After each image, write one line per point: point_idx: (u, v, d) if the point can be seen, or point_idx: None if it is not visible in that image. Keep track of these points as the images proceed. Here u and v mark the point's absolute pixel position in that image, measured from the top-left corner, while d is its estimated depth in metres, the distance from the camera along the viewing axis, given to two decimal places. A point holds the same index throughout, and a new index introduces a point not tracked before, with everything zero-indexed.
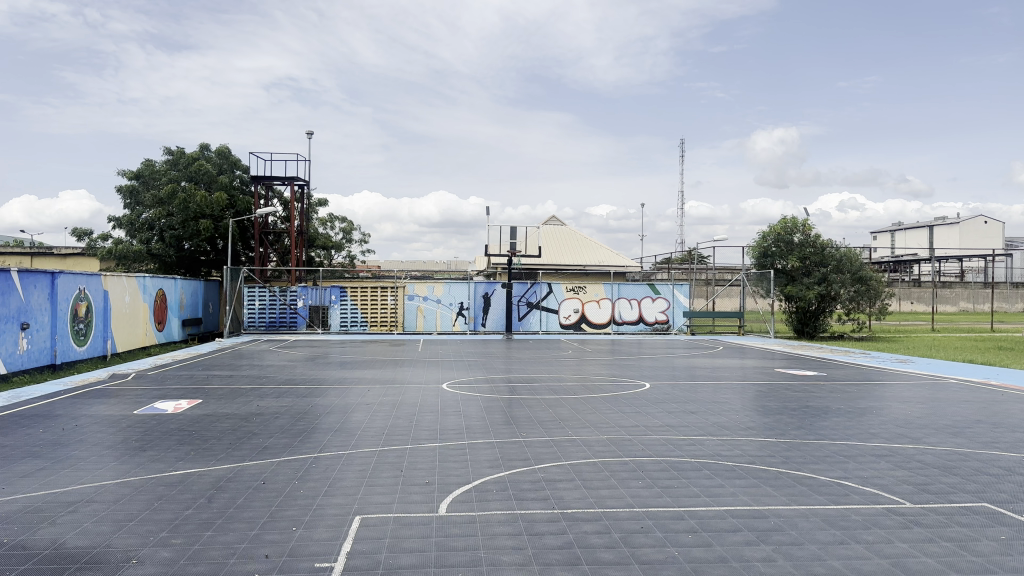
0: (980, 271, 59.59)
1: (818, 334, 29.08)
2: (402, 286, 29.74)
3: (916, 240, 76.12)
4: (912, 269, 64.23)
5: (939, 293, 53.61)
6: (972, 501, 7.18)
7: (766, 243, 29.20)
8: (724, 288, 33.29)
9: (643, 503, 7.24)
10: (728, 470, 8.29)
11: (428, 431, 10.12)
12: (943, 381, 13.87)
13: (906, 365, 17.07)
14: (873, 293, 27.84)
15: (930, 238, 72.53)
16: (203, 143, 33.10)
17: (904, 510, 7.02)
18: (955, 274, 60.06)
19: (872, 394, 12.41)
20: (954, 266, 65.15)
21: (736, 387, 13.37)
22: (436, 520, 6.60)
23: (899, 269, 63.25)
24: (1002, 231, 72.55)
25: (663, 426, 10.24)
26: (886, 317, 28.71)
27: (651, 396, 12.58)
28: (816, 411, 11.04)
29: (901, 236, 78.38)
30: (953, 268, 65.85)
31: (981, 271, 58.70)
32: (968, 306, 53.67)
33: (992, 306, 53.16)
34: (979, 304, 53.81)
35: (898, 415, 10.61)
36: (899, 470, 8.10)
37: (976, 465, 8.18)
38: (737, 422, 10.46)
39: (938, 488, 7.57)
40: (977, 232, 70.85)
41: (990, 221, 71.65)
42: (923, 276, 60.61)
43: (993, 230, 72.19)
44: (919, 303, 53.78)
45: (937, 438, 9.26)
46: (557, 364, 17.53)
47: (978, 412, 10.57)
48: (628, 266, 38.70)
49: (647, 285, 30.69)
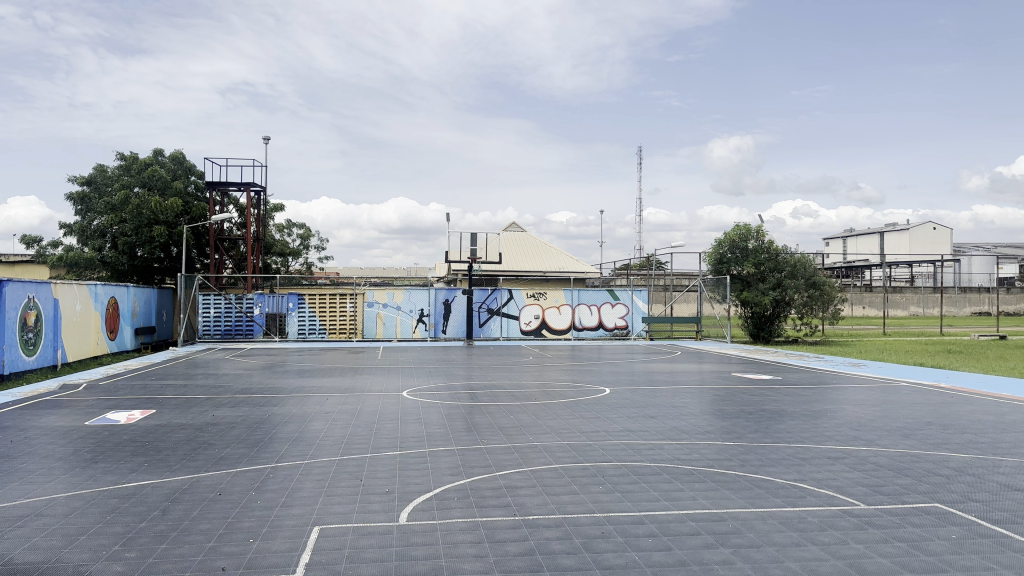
0: (930, 277, 61.24)
1: (773, 338, 29.59)
2: (361, 294, 29.44)
3: (867, 246, 78.08)
4: (864, 275, 65.69)
5: (890, 298, 54.93)
6: (925, 501, 7.35)
7: (721, 250, 29.60)
8: (682, 293, 33.62)
9: (604, 508, 7.27)
10: (686, 474, 8.37)
11: (388, 439, 10.00)
12: (895, 384, 14.17)
13: (859, 368, 17.41)
14: (827, 298, 28.51)
15: (880, 244, 74.56)
16: (156, 148, 32.54)
17: (859, 511, 7.17)
18: (904, 278, 61.62)
19: (826, 397, 12.65)
20: (904, 271, 66.87)
21: (694, 391, 13.51)
22: (396, 529, 6.51)
23: (851, 273, 64.56)
24: (950, 236, 74.54)
25: (623, 431, 10.28)
26: (840, 322, 29.25)
27: (612, 401, 12.64)
28: (772, 414, 11.20)
29: (853, 242, 80.39)
30: (904, 273, 67.46)
31: (932, 277, 60.33)
32: (918, 310, 55.17)
33: (941, 310, 54.66)
34: (929, 308, 55.29)
35: (852, 417, 10.85)
36: (852, 471, 8.28)
37: (927, 466, 8.37)
38: (694, 425, 10.57)
39: (891, 489, 7.73)
40: (925, 238, 72.95)
41: (940, 226, 73.71)
42: (874, 281, 62.02)
43: (941, 236, 74.18)
44: (872, 308, 54.95)
45: (888, 440, 9.48)
46: (518, 370, 17.49)
47: (929, 414, 10.85)
48: (588, 272, 38.98)
49: (607, 291, 30.83)
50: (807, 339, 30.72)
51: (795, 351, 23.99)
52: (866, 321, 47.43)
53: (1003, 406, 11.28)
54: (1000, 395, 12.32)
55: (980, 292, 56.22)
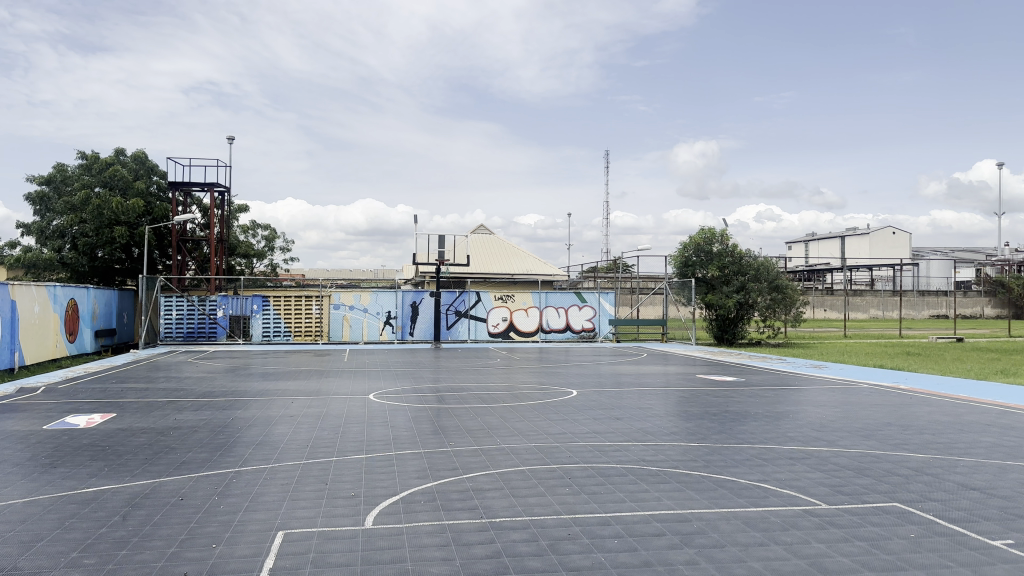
0: (888, 280, 62.52)
1: (736, 341, 29.98)
2: (327, 295, 29.16)
3: (828, 249, 79.48)
4: (825, 278, 66.84)
5: (851, 301, 55.96)
6: (884, 501, 7.52)
7: (687, 253, 29.92)
8: (648, 296, 33.87)
9: (570, 510, 7.31)
10: (652, 475, 8.45)
11: (353, 443, 9.93)
12: (855, 385, 14.46)
13: (820, 370, 17.75)
14: (789, 301, 28.96)
15: (841, 247, 75.97)
16: (117, 148, 31.94)
17: (820, 511, 7.31)
18: (864, 282, 62.89)
19: (788, 398, 12.86)
20: (864, 275, 68.24)
21: (660, 393, 13.64)
22: (361, 533, 6.47)
23: (812, 276, 65.67)
24: (908, 240, 76.22)
25: (589, 433, 10.34)
26: (802, 325, 29.79)
27: (579, 403, 12.72)
28: (736, 415, 11.35)
29: (814, 246, 81.81)
30: (864, 276, 68.81)
31: (890, 280, 61.63)
32: (878, 313, 56.31)
33: (900, 313, 55.87)
34: (888, 311, 56.45)
35: (813, 418, 11.06)
36: (814, 471, 8.43)
37: (886, 466, 8.56)
38: (660, 426, 10.68)
39: (851, 489, 7.89)
40: (884, 242, 74.52)
41: (898, 231, 75.36)
42: (835, 284, 63.17)
43: (900, 240, 75.82)
44: (833, 310, 55.95)
45: (849, 440, 9.67)
46: (485, 372, 17.48)
47: (888, 415, 11.10)
48: (556, 275, 39.13)
49: (574, 294, 30.97)
50: (769, 342, 31.20)
51: (757, 353, 24.54)
52: (827, 324, 48.29)
53: (959, 407, 11.56)
54: (956, 396, 12.63)
55: (937, 295, 57.55)
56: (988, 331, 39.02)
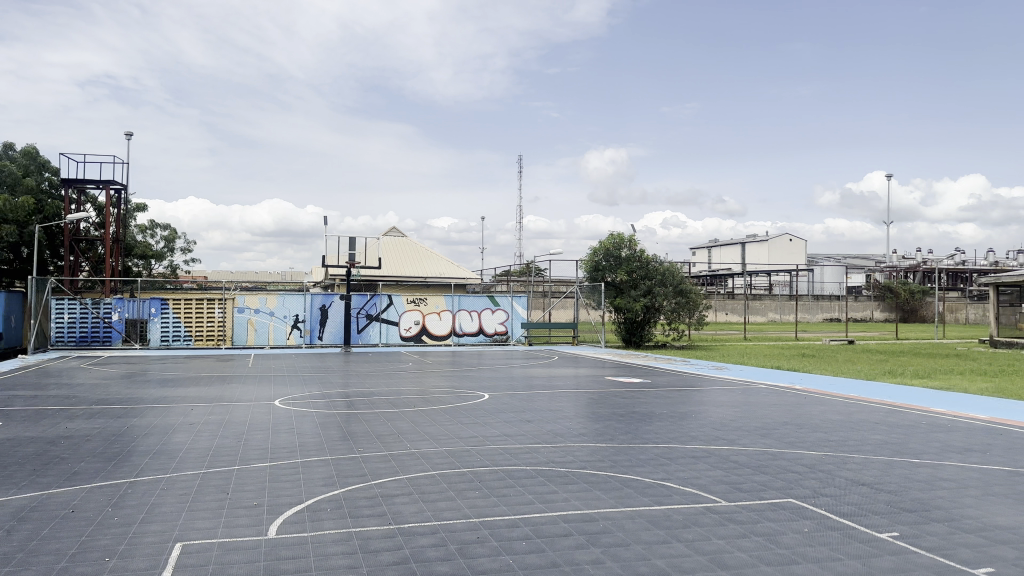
0: (785, 285, 65.55)
1: (643, 343, 30.76)
2: (230, 298, 28.16)
3: (729, 255, 82.65)
4: (727, 283, 69.44)
5: (750, 304, 58.31)
6: (779, 497, 7.86)
7: (596, 257, 30.43)
8: (559, 299, 34.30)
9: (479, 513, 7.33)
10: (561, 476, 8.56)
11: (258, 450, 9.65)
12: (755, 386, 15.07)
13: (722, 371, 18.42)
14: (692, 305, 29.98)
15: (741, 254, 79.15)
16: (4, 141, 30.03)
17: (720, 508, 7.58)
18: (763, 286, 65.70)
19: (693, 399, 13.28)
20: (763, 280, 71.36)
21: (570, 395, 13.84)
22: (265, 543, 6.30)
23: (715, 281, 68.16)
24: (803, 248, 80.17)
25: (500, 436, 10.39)
26: (705, 327, 30.84)
27: (490, 406, 12.76)
28: (643, 416, 11.64)
29: (717, 252, 84.91)
30: (762, 281, 71.92)
31: (786, 285, 64.63)
32: (776, 316, 58.93)
33: (796, 317, 58.66)
34: (785, 314, 59.11)
35: (716, 418, 11.46)
36: (715, 470, 8.73)
37: (782, 463, 8.96)
38: (570, 428, 10.83)
39: (749, 486, 8.21)
40: (781, 249, 78.06)
41: (793, 238, 79.14)
42: (736, 289, 65.75)
43: (795, 247, 79.65)
44: (734, 314, 58.15)
45: (748, 439, 10.06)
46: (397, 377, 17.31)
47: (785, 414, 11.61)
48: (468, 279, 39.17)
49: (487, 297, 31.06)
50: (674, 344, 32.15)
51: (664, 355, 25.28)
52: (729, 327, 50.18)
53: (848, 406, 12.23)
54: (846, 395, 13.36)
55: (830, 300, 60.72)
56: (876, 334, 41.47)
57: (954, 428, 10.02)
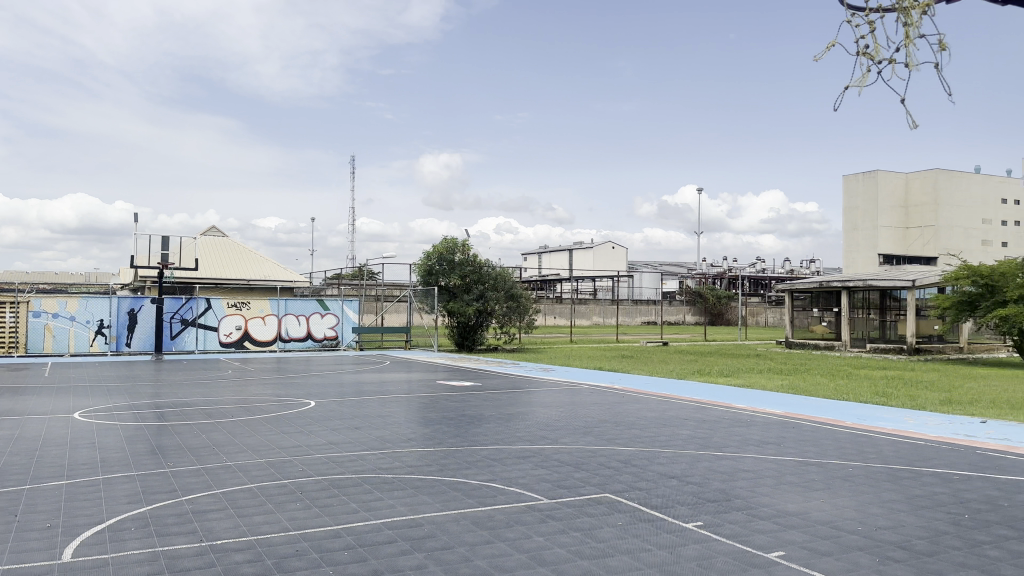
0: (608, 289, 68.72)
1: (475, 347, 31.18)
2: (23, 302, 25.59)
3: (558, 261, 85.39)
4: (555, 288, 71.63)
5: (576, 308, 60.46)
6: (597, 493, 8.20)
7: (430, 261, 30.26)
8: (392, 303, 33.86)
9: (300, 524, 7.08)
10: (387, 482, 8.46)
11: (51, 468, 8.79)
12: (579, 386, 15.69)
13: (548, 373, 19.00)
14: (522, 309, 30.93)
15: (569, 260, 82.09)
16: None
17: (542, 506, 7.79)
18: (588, 291, 68.46)
19: (520, 401, 13.60)
20: (588, 285, 74.46)
21: (400, 400, 13.73)
22: (55, 569, 5.74)
23: (544, 286, 70.19)
24: (624, 255, 84.44)
25: (325, 444, 10.11)
26: (534, 330, 31.78)
27: (316, 413, 12.39)
28: (471, 419, 11.77)
29: (547, 258, 87.49)
30: (587, 286, 74.99)
31: (609, 290, 67.75)
32: (599, 319, 61.53)
33: (617, 320, 61.61)
34: (607, 318, 61.80)
35: (542, 418, 11.80)
36: (539, 469, 8.97)
37: (601, 460, 9.36)
38: (398, 433, 10.74)
39: (570, 483, 8.51)
40: (606, 256, 81.74)
41: (616, 246, 83.18)
42: (563, 293, 68.10)
43: (617, 254, 83.71)
44: (561, 318, 60.04)
45: (570, 438, 10.43)
46: (214, 385, 16.42)
47: (606, 413, 12.16)
48: (297, 282, 37.96)
49: (315, 301, 30.23)
50: (505, 347, 32.95)
51: (494, 358, 25.80)
52: (556, 330, 51.95)
53: (662, 404, 12.99)
54: (660, 394, 14.19)
55: (648, 304, 64.40)
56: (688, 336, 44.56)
57: (753, 423, 10.90)
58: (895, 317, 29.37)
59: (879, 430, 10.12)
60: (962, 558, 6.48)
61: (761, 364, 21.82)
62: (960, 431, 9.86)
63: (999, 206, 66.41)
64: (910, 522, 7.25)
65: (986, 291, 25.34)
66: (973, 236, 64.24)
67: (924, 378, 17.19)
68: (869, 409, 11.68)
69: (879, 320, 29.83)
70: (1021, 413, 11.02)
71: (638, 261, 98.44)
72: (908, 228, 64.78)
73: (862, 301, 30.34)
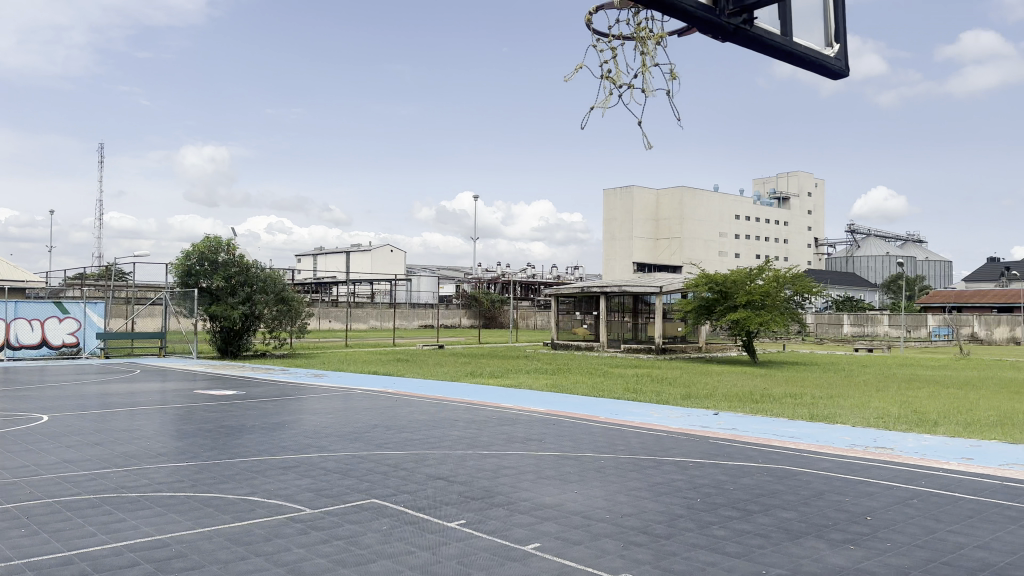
0: (386, 293, 67.92)
1: (241, 353, 29.76)
2: None
3: (335, 264, 82.75)
4: (329, 291, 69.16)
5: (352, 312, 58.80)
6: (362, 499, 8.13)
7: (190, 261, 28.43)
8: (145, 306, 30.99)
9: (22, 555, 6.32)
10: (132, 502, 7.80)
11: None
12: (350, 392, 15.52)
13: (319, 379, 18.62)
14: (294, 312, 30.04)
15: (346, 263, 79.77)
16: None
17: (304, 516, 7.58)
18: (365, 295, 67.09)
19: (287, 409, 13.16)
20: (365, 289, 72.98)
21: (152, 413, 12.73)
22: None
23: (319, 289, 67.73)
24: (402, 259, 83.87)
25: (59, 464, 9.11)
26: (304, 335, 30.76)
27: (48, 430, 11.13)
28: (233, 429, 11.20)
29: (323, 260, 84.50)
30: (364, 290, 73.44)
31: (387, 294, 66.88)
32: (376, 323, 60.12)
33: (394, 324, 60.79)
34: (384, 321, 60.54)
35: (309, 426, 11.51)
36: (303, 478, 8.73)
37: (368, 465, 9.30)
38: (147, 449, 9.95)
39: (335, 491, 8.36)
40: (384, 259, 80.61)
41: (394, 250, 82.35)
42: (339, 296, 66.15)
43: (396, 258, 82.87)
44: (335, 321, 58.02)
45: (338, 445, 10.26)
46: None
47: (376, 418, 12.12)
48: (29, 283, 33.74)
49: (53, 303, 27.35)
50: (275, 352, 31.76)
51: (262, 365, 24.76)
52: (330, 334, 50.64)
53: (432, 406, 13.16)
54: (432, 397, 14.37)
55: (425, 308, 64.42)
56: (461, 339, 45.47)
57: (516, 422, 11.39)
58: (645, 320, 32.03)
59: (628, 424, 10.99)
60: (692, 537, 7.20)
61: (528, 366, 22.84)
62: (695, 422, 10.98)
63: (732, 221, 78.07)
64: (650, 507, 7.93)
65: (720, 297, 28.41)
66: (711, 247, 75.10)
67: (670, 376, 18.96)
68: (621, 404, 12.66)
69: (632, 323, 32.27)
70: (744, 404, 12.51)
71: (420, 265, 98.58)
72: (659, 240, 74.52)
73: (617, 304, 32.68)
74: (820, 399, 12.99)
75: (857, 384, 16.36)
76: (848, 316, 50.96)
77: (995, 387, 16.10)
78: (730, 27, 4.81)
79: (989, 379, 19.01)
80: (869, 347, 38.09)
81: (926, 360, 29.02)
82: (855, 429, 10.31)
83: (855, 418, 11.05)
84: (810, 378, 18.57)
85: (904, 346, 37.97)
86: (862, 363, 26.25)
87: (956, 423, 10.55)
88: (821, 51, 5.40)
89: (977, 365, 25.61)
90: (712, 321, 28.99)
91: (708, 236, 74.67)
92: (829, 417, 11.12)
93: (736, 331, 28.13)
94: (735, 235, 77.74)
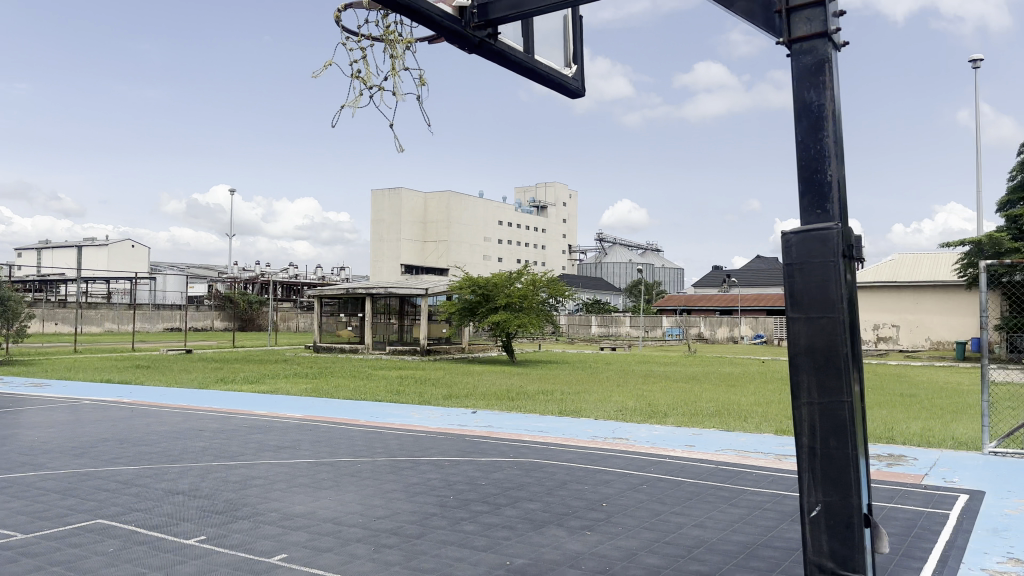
0: (127, 292, 61.26)
1: None
2: None
3: (62, 260, 72.40)
4: (52, 291, 60.44)
5: (84, 313, 51.98)
6: (88, 520, 7.39)
7: None
8: None
9: None
10: None
11: None
12: (80, 402, 14.04)
13: (40, 389, 16.61)
14: (10, 314, 26.67)
15: (77, 259, 70.03)
16: None
17: (13, 543, 6.73)
18: (101, 295, 59.89)
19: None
20: (103, 289, 65.20)
21: None
22: None
23: (44, 288, 59.31)
24: (147, 255, 75.95)
25: None
26: (24, 339, 27.73)
27: None
28: None
29: (49, 253, 74.03)
30: (100, 290, 65.43)
31: (129, 293, 60.15)
32: (113, 327, 53.61)
33: (136, 326, 54.65)
34: (124, 324, 54.15)
35: (27, 442, 10.27)
36: (14, 501, 7.76)
37: (97, 483, 8.48)
38: None
39: (55, 513, 7.52)
40: (125, 255, 72.29)
41: (138, 245, 74.29)
42: (68, 296, 58.46)
43: (140, 253, 74.55)
44: (62, 324, 50.88)
45: (61, 462, 9.25)
46: None
47: (110, 430, 11.10)
48: None
49: None
50: None
51: None
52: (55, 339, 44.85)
53: (177, 416, 12.29)
54: (177, 405, 13.43)
55: (175, 310, 58.81)
56: (212, 342, 42.71)
57: (270, 428, 10.99)
58: (411, 321, 32.30)
59: (387, 426, 11.03)
60: (443, 534, 7.33)
61: (285, 370, 22.07)
62: (453, 421, 11.28)
63: (496, 227, 81.07)
64: (403, 508, 7.97)
65: (482, 299, 29.43)
66: (476, 251, 78.21)
67: (432, 376, 19.25)
68: (382, 406, 12.68)
69: (399, 325, 32.47)
70: (500, 402, 13.04)
71: (174, 263, 90.34)
72: (426, 242, 76.33)
73: (384, 306, 32.71)
74: (570, 395, 13.88)
75: (604, 380, 17.72)
76: (597, 317, 54.99)
77: (716, 381, 18.24)
78: (475, 39, 4.72)
79: (711, 374, 21.46)
80: (618, 347, 41.35)
81: (662, 357, 32.11)
82: (597, 422, 11.14)
83: (599, 412, 11.95)
84: (559, 375, 19.58)
85: (643, 343, 41.71)
86: (607, 361, 28.50)
87: (682, 413, 11.78)
88: (558, 72, 5.62)
89: (704, 361, 28.85)
90: (475, 322, 30.10)
91: (474, 239, 77.49)
92: (576, 412, 11.95)
93: (497, 331, 29.20)
94: (501, 239, 81.55)
